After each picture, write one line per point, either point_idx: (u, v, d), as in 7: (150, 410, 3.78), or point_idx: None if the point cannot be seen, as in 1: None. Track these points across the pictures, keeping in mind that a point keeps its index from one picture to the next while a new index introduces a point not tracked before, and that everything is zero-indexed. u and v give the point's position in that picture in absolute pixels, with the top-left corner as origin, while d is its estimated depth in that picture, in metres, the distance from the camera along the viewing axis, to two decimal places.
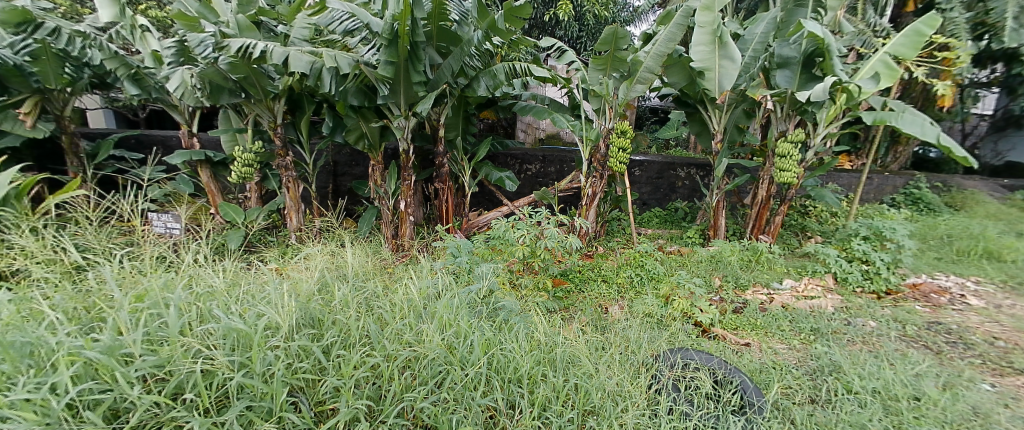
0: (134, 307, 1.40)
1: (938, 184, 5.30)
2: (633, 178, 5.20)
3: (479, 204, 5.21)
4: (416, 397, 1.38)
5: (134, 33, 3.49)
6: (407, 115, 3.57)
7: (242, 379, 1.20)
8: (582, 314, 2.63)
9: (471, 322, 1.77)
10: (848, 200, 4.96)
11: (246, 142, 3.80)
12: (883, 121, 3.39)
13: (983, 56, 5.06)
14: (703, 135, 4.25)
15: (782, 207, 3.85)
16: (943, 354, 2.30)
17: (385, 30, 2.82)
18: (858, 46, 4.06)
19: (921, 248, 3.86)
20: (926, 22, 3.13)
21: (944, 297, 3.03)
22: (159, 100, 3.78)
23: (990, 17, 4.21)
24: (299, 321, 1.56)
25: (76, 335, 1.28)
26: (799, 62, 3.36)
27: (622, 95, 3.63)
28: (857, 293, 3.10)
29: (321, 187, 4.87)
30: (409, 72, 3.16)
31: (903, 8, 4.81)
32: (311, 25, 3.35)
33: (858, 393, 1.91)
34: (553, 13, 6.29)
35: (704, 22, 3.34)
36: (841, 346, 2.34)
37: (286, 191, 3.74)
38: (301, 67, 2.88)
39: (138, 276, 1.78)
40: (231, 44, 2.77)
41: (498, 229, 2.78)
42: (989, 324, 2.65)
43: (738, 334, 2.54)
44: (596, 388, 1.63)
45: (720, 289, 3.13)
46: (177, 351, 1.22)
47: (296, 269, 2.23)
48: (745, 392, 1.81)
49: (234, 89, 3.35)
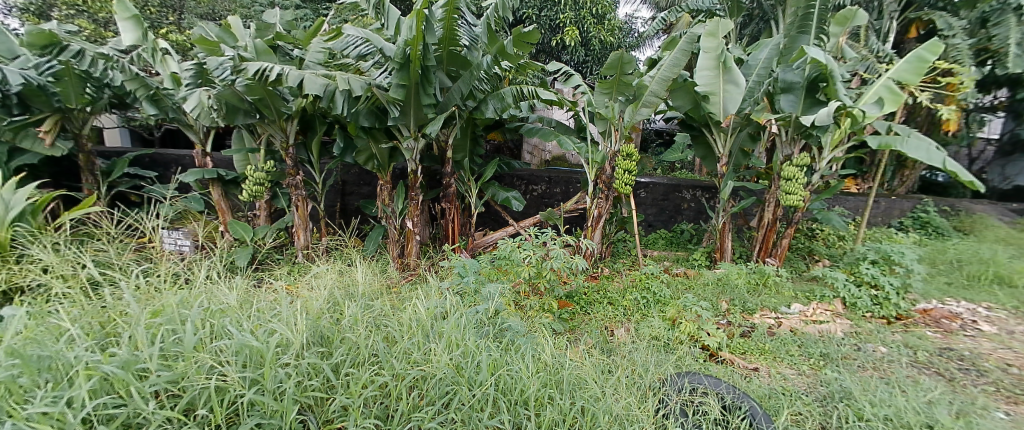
0: (151, 323, 1.43)
1: (945, 208, 5.28)
2: (639, 199, 5.23)
3: (485, 224, 5.26)
4: (423, 417, 1.39)
5: (156, 56, 3.64)
6: (417, 136, 3.65)
7: (254, 395, 1.21)
8: (588, 336, 2.62)
9: (478, 342, 1.79)
10: (855, 223, 4.95)
11: (258, 162, 3.89)
12: (888, 145, 3.40)
13: (988, 82, 5.12)
14: (708, 159, 4.29)
15: (788, 230, 3.84)
16: (956, 382, 2.26)
17: (397, 54, 2.92)
18: (862, 71, 4.13)
19: (931, 272, 3.82)
20: (929, 48, 3.17)
21: (955, 323, 2.99)
22: (175, 120, 3.90)
23: (994, 43, 4.28)
24: (309, 339, 1.58)
25: (93, 350, 1.31)
26: (803, 87, 3.42)
27: (627, 118, 3.68)
28: (866, 318, 3.06)
29: (330, 206, 4.93)
30: (420, 95, 3.26)
31: (906, 34, 4.89)
32: (325, 49, 3.47)
33: (869, 420, 1.87)
34: (560, 39, 6.46)
35: (709, 47, 3.49)
36: (851, 372, 2.31)
37: (296, 209, 3.79)
38: (315, 89, 2.95)
39: (154, 293, 1.81)
40: (249, 68, 2.87)
41: (504, 249, 2.83)
42: (1002, 351, 2.60)
43: (746, 358, 2.52)
44: (603, 411, 1.61)
45: (727, 312, 3.11)
46: (191, 367, 1.24)
47: (304, 288, 2.26)
48: (754, 418, 1.78)
49: (250, 110, 3.46)
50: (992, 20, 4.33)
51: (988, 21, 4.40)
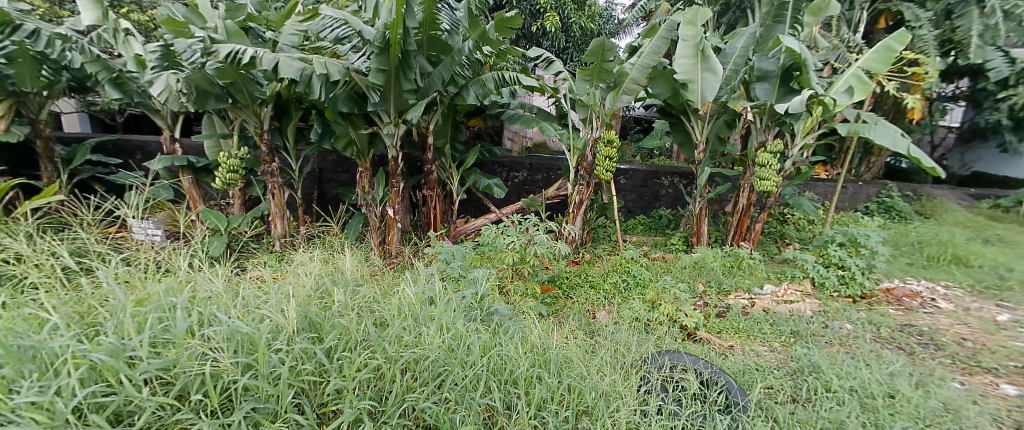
0: (137, 311, 1.41)
1: (908, 193, 5.57)
2: (619, 186, 5.33)
3: (467, 211, 5.27)
4: (418, 397, 1.42)
5: (117, 37, 3.43)
6: (397, 122, 3.60)
7: (248, 380, 1.22)
8: (572, 319, 2.69)
9: (468, 325, 1.83)
10: (825, 207, 5.18)
11: (231, 148, 3.77)
12: (857, 132, 3.55)
13: (953, 71, 5.44)
14: (686, 145, 4.39)
15: (761, 215, 3.99)
16: (916, 355, 2.43)
17: (377, 38, 2.86)
18: (833, 60, 4.28)
19: (895, 253, 4.05)
20: (896, 39, 3.30)
21: (916, 301, 3.19)
22: (141, 105, 3.72)
23: (957, 34, 4.52)
24: (298, 325, 1.57)
25: (76, 339, 1.27)
26: (777, 76, 3.52)
27: (608, 106, 3.72)
28: (834, 297, 3.24)
29: (306, 194, 4.82)
30: (400, 80, 3.21)
31: (875, 25, 5.09)
32: (300, 31, 3.36)
33: (836, 391, 2.01)
34: (540, 24, 6.43)
35: (688, 35, 3.54)
36: (820, 348, 2.46)
37: (272, 197, 3.70)
38: (290, 73, 2.86)
39: (135, 282, 1.77)
40: (220, 50, 2.75)
41: (488, 235, 2.86)
42: (958, 326, 2.81)
43: (722, 337, 2.64)
44: (590, 388, 1.68)
45: (704, 294, 3.24)
46: (182, 354, 1.24)
47: (290, 275, 2.24)
48: (730, 392, 1.90)
49: (221, 94, 3.33)
50: (957, 12, 4.52)
51: (952, 13, 4.58)
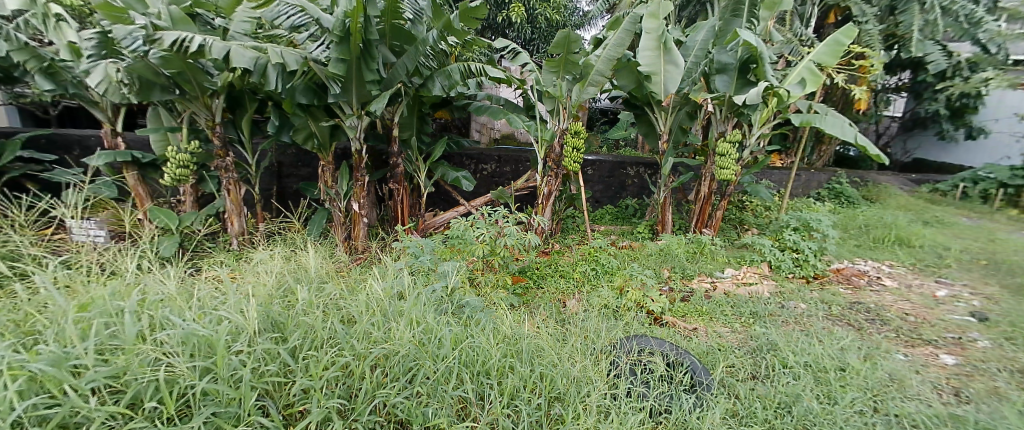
0: (80, 317, 1.31)
1: (856, 180, 5.95)
2: (586, 177, 5.40)
3: (436, 205, 5.21)
4: (389, 393, 1.40)
5: (48, 23, 3.13)
6: (360, 114, 3.49)
7: (208, 384, 1.17)
8: (543, 309, 2.72)
9: (439, 319, 1.81)
10: (780, 194, 5.46)
11: (180, 142, 3.55)
12: (808, 122, 3.74)
13: (895, 64, 5.81)
14: (650, 136, 4.49)
15: (721, 202, 4.16)
16: (864, 330, 2.62)
17: (336, 27, 2.75)
18: (787, 53, 4.49)
19: (845, 236, 4.34)
20: (844, 33, 3.49)
21: (863, 279, 3.42)
22: (77, 96, 3.41)
23: (900, 29, 4.87)
24: (260, 325, 1.51)
25: (9, 350, 1.17)
26: (735, 68, 3.66)
27: (575, 97, 3.75)
28: (789, 279, 3.43)
29: (265, 189, 4.61)
30: (362, 70, 3.11)
31: (826, 20, 5.35)
32: (253, 18, 3.19)
33: (792, 367, 2.14)
34: (506, 15, 6.39)
35: (651, 28, 3.60)
36: (776, 327, 2.60)
37: (227, 194, 3.52)
38: (243, 63, 2.71)
39: (76, 286, 1.65)
40: (165, 37, 2.57)
41: (457, 228, 2.83)
42: (901, 302, 3.04)
43: (686, 320, 2.75)
44: (561, 375, 1.72)
45: (669, 279, 3.37)
46: (133, 360, 1.17)
47: (248, 274, 2.14)
48: (695, 372, 1.99)
49: (167, 85, 3.12)
50: (899, 8, 4.82)
51: (895, 9, 4.88)
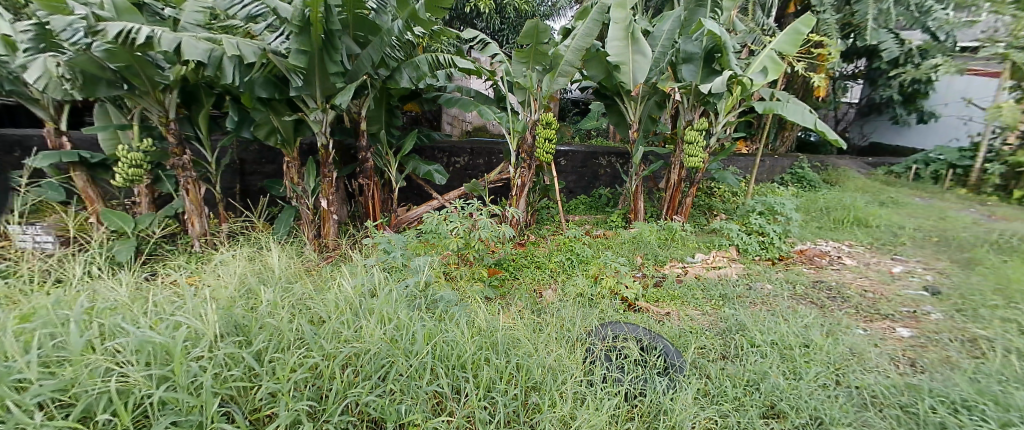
0: (21, 329, 1.22)
1: (817, 164, 6.20)
2: (560, 167, 5.42)
3: (409, 199, 5.13)
4: (361, 392, 1.38)
5: None
6: (325, 108, 3.39)
7: (165, 393, 1.12)
8: (518, 299, 2.73)
9: (412, 315, 1.79)
10: (747, 180, 5.64)
11: (132, 141, 3.35)
12: (771, 110, 3.86)
13: (851, 52, 6.07)
14: (621, 125, 4.54)
15: (690, 189, 4.26)
16: (826, 308, 2.75)
17: (296, 17, 2.65)
18: (750, 43, 4.61)
19: (807, 219, 4.53)
20: (802, 22, 3.60)
21: (825, 259, 3.58)
22: (13, 93, 3.14)
23: (855, 18, 5.01)
24: (221, 329, 1.46)
25: None
26: (701, 57, 3.73)
27: (545, 88, 3.74)
28: (756, 261, 3.56)
29: (227, 188, 4.42)
30: (325, 62, 3.00)
31: (786, 9, 5.50)
32: (205, 9, 3.02)
33: (760, 345, 2.23)
34: (474, 5, 6.29)
35: (618, 18, 3.62)
36: (745, 308, 2.70)
37: (186, 193, 3.37)
38: (196, 55, 2.57)
39: (15, 298, 1.54)
40: (108, 29, 2.41)
41: (430, 222, 2.80)
42: (861, 279, 3.21)
43: (659, 305, 2.81)
44: (536, 364, 1.73)
45: (642, 265, 3.44)
46: (82, 372, 1.11)
47: (209, 278, 2.06)
48: (667, 355, 2.04)
49: (114, 80, 2.94)
50: None
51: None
